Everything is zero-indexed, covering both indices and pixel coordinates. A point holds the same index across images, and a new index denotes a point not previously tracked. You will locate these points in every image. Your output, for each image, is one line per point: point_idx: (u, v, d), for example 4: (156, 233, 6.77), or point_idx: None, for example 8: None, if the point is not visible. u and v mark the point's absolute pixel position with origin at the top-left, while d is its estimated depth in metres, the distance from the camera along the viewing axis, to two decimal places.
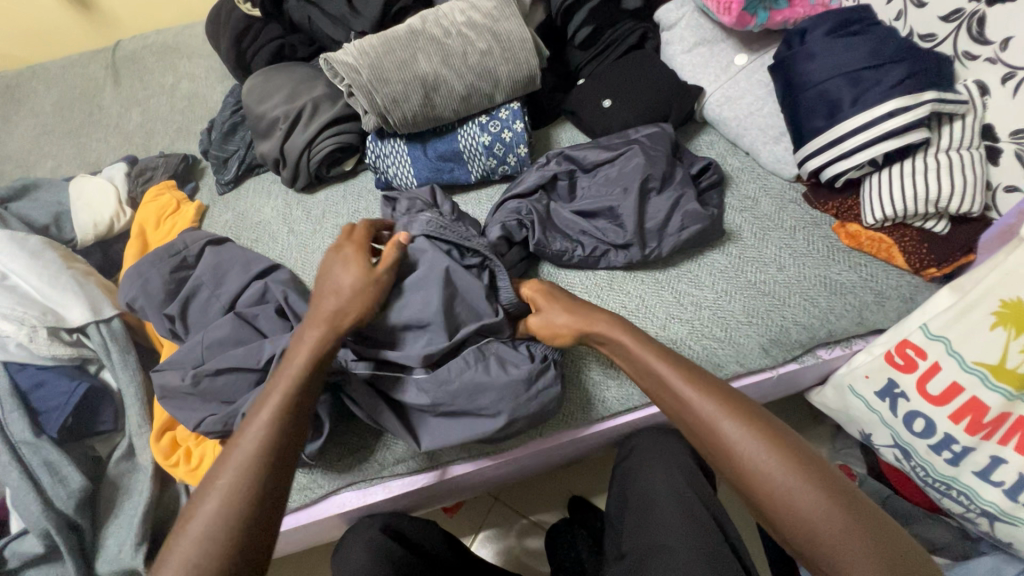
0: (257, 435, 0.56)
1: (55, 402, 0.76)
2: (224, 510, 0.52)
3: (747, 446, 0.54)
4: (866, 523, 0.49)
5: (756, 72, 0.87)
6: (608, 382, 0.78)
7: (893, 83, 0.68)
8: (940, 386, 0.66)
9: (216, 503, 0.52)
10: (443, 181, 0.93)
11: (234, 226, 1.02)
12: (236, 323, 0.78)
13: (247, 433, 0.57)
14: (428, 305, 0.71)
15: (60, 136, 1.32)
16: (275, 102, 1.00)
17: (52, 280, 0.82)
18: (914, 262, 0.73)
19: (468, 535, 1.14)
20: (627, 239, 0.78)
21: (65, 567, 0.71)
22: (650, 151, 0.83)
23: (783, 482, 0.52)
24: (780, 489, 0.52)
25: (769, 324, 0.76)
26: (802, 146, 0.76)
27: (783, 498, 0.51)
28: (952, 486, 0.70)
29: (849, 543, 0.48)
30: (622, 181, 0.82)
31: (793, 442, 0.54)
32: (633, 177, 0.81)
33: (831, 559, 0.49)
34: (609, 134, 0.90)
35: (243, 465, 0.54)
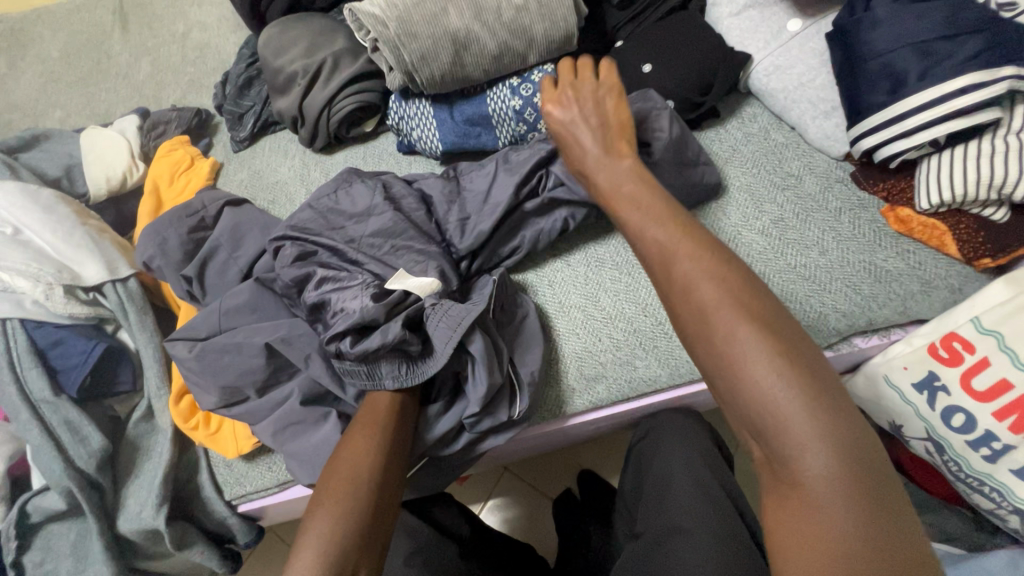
0: (382, 412, 0.63)
1: (73, 361, 0.75)
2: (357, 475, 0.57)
3: (750, 367, 0.44)
4: (845, 435, 0.42)
5: (811, 39, 0.81)
6: (635, 361, 0.74)
7: (968, 56, 0.63)
8: (988, 382, 0.64)
9: (361, 451, 0.59)
10: (469, 147, 0.88)
11: (250, 185, 1.00)
12: (254, 290, 0.75)
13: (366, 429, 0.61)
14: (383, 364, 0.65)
15: (68, 84, 1.27)
16: (294, 55, 0.95)
17: (66, 237, 0.80)
18: (967, 251, 0.69)
19: (478, 503, 1.15)
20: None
21: (88, 523, 0.72)
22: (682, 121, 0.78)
23: (778, 396, 0.43)
24: (792, 438, 0.42)
25: (807, 310, 0.73)
26: (857, 122, 0.72)
27: (769, 407, 0.43)
28: (985, 482, 0.68)
29: (811, 435, 0.42)
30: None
31: (778, 321, 0.46)
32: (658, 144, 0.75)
33: (789, 448, 0.42)
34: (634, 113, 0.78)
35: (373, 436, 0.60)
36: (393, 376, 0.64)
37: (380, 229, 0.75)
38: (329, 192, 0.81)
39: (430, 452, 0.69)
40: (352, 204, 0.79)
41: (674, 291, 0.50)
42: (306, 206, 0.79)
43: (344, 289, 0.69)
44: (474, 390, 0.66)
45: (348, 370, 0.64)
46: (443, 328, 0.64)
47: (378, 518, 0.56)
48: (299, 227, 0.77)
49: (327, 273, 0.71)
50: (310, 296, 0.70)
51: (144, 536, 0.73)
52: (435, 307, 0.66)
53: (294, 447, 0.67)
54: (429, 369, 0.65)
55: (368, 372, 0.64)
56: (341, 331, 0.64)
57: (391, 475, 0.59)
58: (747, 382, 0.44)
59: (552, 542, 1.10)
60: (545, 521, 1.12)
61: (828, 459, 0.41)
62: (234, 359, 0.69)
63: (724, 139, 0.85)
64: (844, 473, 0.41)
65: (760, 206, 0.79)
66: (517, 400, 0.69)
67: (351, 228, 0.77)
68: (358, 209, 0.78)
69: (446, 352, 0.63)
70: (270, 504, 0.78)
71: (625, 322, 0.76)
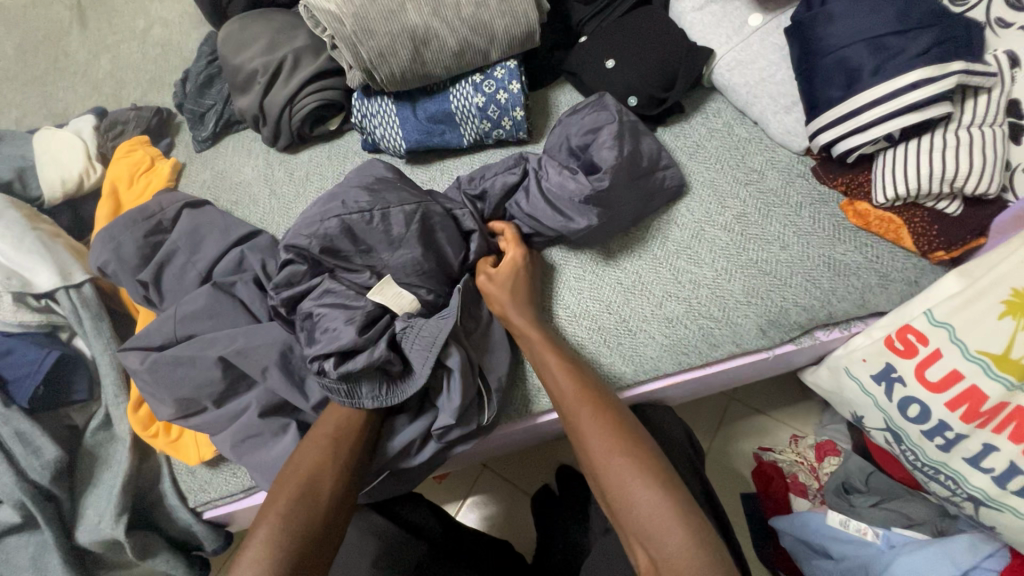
0: (344, 425, 0.64)
1: (25, 370, 0.73)
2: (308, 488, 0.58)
3: (605, 454, 0.58)
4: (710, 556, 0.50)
5: (771, 34, 0.81)
6: (601, 358, 0.74)
7: (919, 52, 0.64)
8: (940, 373, 0.65)
9: (317, 459, 0.60)
10: (434, 145, 0.87)
11: (213, 186, 0.98)
12: (212, 295, 0.73)
13: (323, 440, 0.62)
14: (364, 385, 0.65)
15: (23, 83, 1.23)
16: (254, 53, 0.93)
17: (16, 243, 0.77)
18: (923, 244, 0.70)
19: (456, 502, 1.14)
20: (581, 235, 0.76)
21: (44, 536, 0.71)
22: (635, 129, 0.78)
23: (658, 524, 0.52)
24: (648, 516, 0.53)
25: (768, 305, 0.73)
26: (815, 117, 0.72)
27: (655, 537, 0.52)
28: (940, 470, 0.70)
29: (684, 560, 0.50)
30: (578, 151, 0.79)
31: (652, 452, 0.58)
32: (605, 159, 0.74)
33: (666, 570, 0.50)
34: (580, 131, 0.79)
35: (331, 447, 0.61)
36: (372, 395, 0.65)
37: (414, 265, 0.71)
38: (362, 210, 0.70)
39: (395, 460, 0.69)
40: (386, 229, 0.70)
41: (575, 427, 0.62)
42: (334, 218, 0.69)
43: (335, 306, 0.68)
44: (448, 401, 0.66)
45: (329, 390, 0.65)
46: (420, 347, 0.66)
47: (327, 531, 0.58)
48: (326, 247, 0.69)
49: (332, 288, 0.69)
50: (306, 307, 0.69)
51: (104, 547, 0.72)
52: (409, 328, 0.67)
53: (259, 462, 0.66)
54: (407, 388, 0.66)
55: (347, 391, 0.65)
56: (325, 352, 0.65)
57: (346, 485, 0.60)
58: (637, 514, 0.54)
59: (530, 538, 1.10)
60: (524, 517, 1.12)
61: (677, 525, 0.52)
62: (191, 368, 0.68)
63: (689, 135, 0.85)
64: (693, 531, 0.52)
65: (723, 202, 0.79)
66: (486, 408, 0.69)
67: (379, 257, 0.70)
68: (392, 236, 0.70)
69: (425, 372, 0.65)
70: (235, 510, 0.77)
71: (590, 321, 0.76)
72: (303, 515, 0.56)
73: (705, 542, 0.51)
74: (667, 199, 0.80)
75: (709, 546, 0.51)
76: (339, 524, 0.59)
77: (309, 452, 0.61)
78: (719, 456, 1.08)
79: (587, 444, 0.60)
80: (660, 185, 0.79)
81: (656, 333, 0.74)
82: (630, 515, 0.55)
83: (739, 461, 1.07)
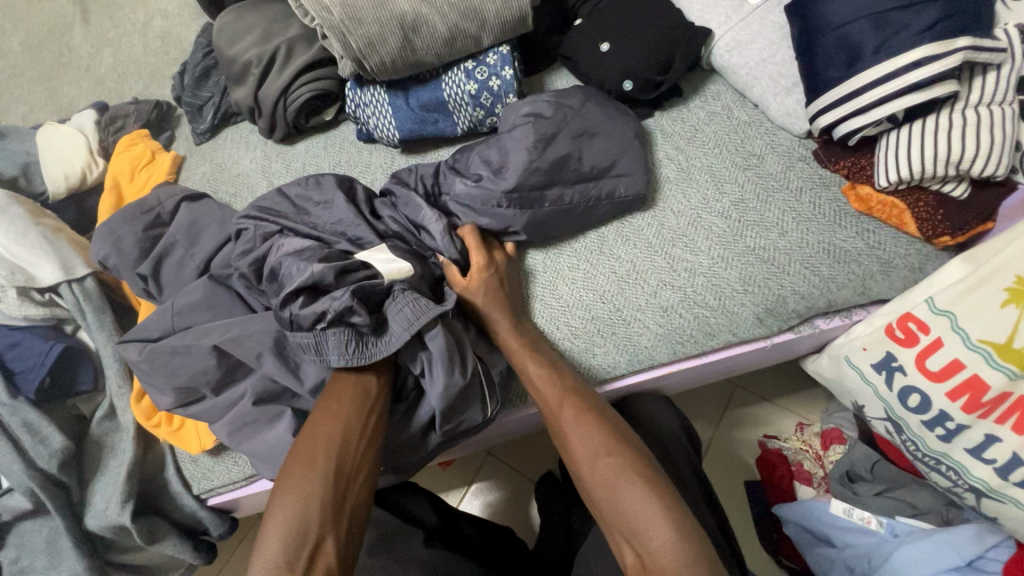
0: (354, 398, 0.63)
1: (31, 362, 0.75)
2: (321, 462, 0.59)
3: (589, 453, 0.61)
4: (695, 543, 0.52)
5: (771, 12, 0.78)
6: (594, 348, 0.74)
7: (924, 27, 0.61)
8: (941, 362, 0.63)
9: (330, 433, 0.60)
10: (427, 134, 0.86)
11: (212, 178, 0.99)
12: (208, 288, 0.75)
13: (334, 414, 0.61)
14: (333, 345, 0.63)
15: (30, 79, 1.24)
16: (248, 43, 0.93)
17: (20, 238, 0.79)
18: (926, 229, 0.68)
19: (460, 488, 1.15)
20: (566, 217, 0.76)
21: (55, 521, 0.74)
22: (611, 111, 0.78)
23: (640, 516, 0.54)
24: (632, 511, 0.55)
25: (765, 293, 0.72)
26: (815, 99, 0.69)
27: (639, 528, 0.54)
28: (942, 461, 0.68)
29: (668, 548, 0.52)
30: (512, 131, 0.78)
31: (634, 449, 0.60)
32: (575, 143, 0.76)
33: (653, 559, 0.52)
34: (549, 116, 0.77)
35: (343, 421, 0.61)
36: (339, 351, 0.63)
37: (342, 218, 0.76)
38: (300, 180, 0.80)
39: (399, 450, 0.70)
40: (318, 189, 0.79)
41: (557, 427, 0.64)
42: (276, 191, 0.80)
43: (300, 254, 0.69)
44: (431, 387, 0.65)
45: (298, 340, 0.64)
46: (401, 314, 0.64)
47: (341, 503, 0.58)
48: (265, 209, 0.78)
49: (290, 242, 0.72)
50: (271, 261, 0.70)
51: (112, 531, 0.74)
52: (403, 292, 0.66)
53: (262, 451, 0.68)
54: (376, 351, 0.64)
55: (316, 344, 0.63)
56: (291, 293, 0.64)
57: (356, 456, 0.61)
58: (619, 507, 0.56)
59: (532, 524, 1.11)
60: (526, 502, 1.12)
61: (660, 517, 0.54)
62: (188, 359, 0.69)
63: (687, 119, 0.83)
64: (674, 521, 0.53)
65: (720, 187, 0.78)
66: (489, 400, 0.68)
67: (313, 218, 0.77)
68: (324, 195, 0.78)
69: (402, 336, 0.63)
70: (238, 497, 0.78)
71: (585, 310, 0.75)
72: (317, 489, 0.57)
73: (687, 532, 0.53)
74: (622, 210, 0.78)
75: (690, 535, 0.53)
76: (355, 494, 0.60)
77: (322, 425, 0.61)
78: (723, 443, 1.07)
79: (571, 445, 0.62)
80: (606, 199, 0.77)
81: (652, 323, 0.73)
82: (613, 509, 0.57)
83: (743, 447, 1.06)
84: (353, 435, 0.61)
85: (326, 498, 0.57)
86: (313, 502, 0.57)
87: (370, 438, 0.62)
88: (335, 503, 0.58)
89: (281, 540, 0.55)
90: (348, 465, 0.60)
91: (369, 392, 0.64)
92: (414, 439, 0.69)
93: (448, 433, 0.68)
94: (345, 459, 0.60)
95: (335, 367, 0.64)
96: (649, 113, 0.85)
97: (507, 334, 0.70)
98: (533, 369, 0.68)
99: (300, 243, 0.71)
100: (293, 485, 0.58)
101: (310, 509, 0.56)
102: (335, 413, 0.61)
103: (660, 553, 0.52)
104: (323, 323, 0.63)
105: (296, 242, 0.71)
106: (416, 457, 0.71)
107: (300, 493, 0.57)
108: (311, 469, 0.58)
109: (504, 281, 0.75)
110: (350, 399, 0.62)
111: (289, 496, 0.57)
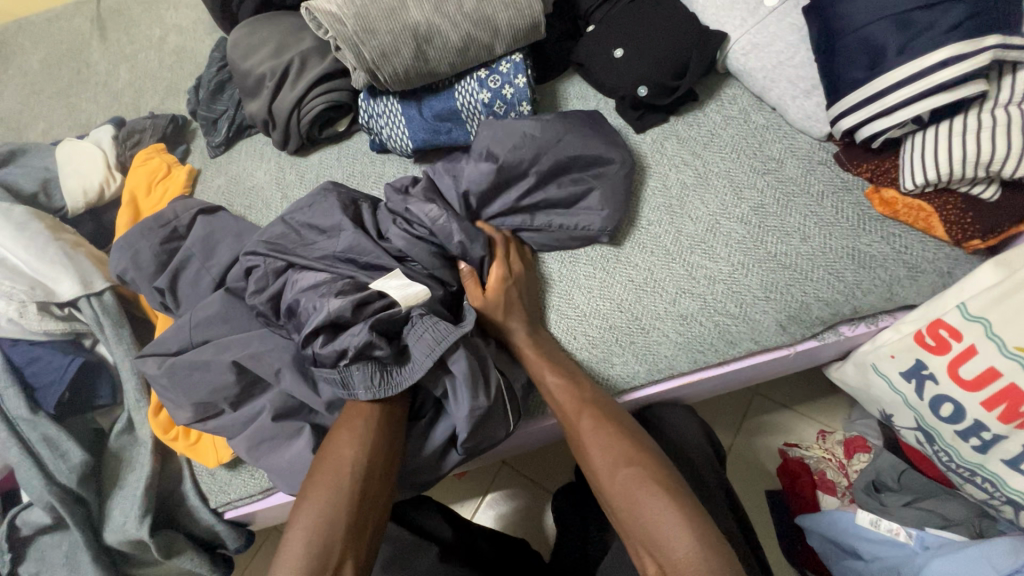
0: (373, 418, 0.62)
1: (51, 377, 0.76)
2: (341, 482, 0.59)
3: (609, 464, 0.59)
4: (721, 555, 0.51)
5: (788, 14, 0.77)
6: (613, 357, 0.73)
7: (950, 27, 0.59)
8: (975, 370, 0.62)
9: (349, 451, 0.60)
10: (440, 143, 0.86)
11: (227, 191, 0.99)
12: (224, 302, 0.75)
13: (354, 433, 0.61)
14: (357, 378, 0.63)
15: (49, 96, 1.27)
16: (262, 57, 0.93)
17: (40, 253, 0.80)
18: (956, 232, 0.66)
19: (476, 499, 1.14)
20: (575, 228, 0.76)
21: (75, 535, 0.74)
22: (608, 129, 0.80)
23: (662, 527, 0.53)
24: (654, 522, 0.54)
25: (788, 300, 0.70)
26: (836, 100, 0.68)
27: (662, 540, 0.53)
28: (977, 473, 0.66)
29: (692, 561, 0.50)
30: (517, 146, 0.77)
31: (656, 459, 0.59)
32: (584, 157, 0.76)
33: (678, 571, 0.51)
34: (557, 120, 0.78)
35: (363, 440, 0.61)
36: (365, 385, 0.63)
37: (350, 243, 0.74)
38: (305, 208, 0.78)
39: (419, 469, 0.69)
40: (321, 214, 0.77)
41: (575, 436, 0.63)
42: (279, 222, 0.77)
43: (316, 290, 0.68)
44: (455, 411, 0.64)
45: (324, 376, 0.64)
46: (423, 342, 0.63)
47: (360, 524, 0.58)
48: (272, 241, 0.76)
49: (303, 276, 0.71)
50: (288, 298, 0.70)
51: (131, 546, 0.74)
52: (423, 318, 0.65)
53: (281, 469, 0.67)
54: (402, 380, 0.63)
55: (343, 379, 0.63)
56: (311, 332, 0.64)
57: (375, 477, 0.60)
58: (640, 518, 0.55)
59: (548, 536, 1.09)
60: (542, 514, 1.11)
61: (681, 527, 0.52)
62: (206, 373, 0.69)
63: (704, 124, 0.82)
64: (697, 531, 0.52)
65: (739, 193, 0.76)
66: (511, 414, 0.67)
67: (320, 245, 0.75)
68: (328, 223, 0.76)
69: (426, 365, 0.62)
70: (254, 512, 0.78)
71: (602, 319, 0.74)
72: (337, 510, 0.57)
73: (710, 542, 0.52)
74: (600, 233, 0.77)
75: (712, 545, 0.51)
76: (375, 513, 0.60)
77: (341, 444, 0.61)
78: (743, 453, 1.05)
79: (590, 455, 0.61)
80: (585, 220, 0.76)
81: (671, 331, 0.72)
82: (637, 521, 0.55)
83: (766, 456, 1.04)
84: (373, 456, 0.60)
85: (345, 519, 0.57)
86: (333, 522, 0.57)
87: (388, 459, 0.62)
88: (355, 525, 0.58)
89: (302, 559, 0.55)
90: (367, 485, 0.60)
91: (387, 413, 0.63)
92: (432, 456, 0.68)
93: (471, 450, 0.66)
94: (365, 479, 0.59)
95: (359, 400, 0.63)
96: (664, 119, 0.83)
97: (523, 346, 0.70)
98: (551, 378, 0.67)
99: (315, 277, 0.70)
100: (314, 500, 0.58)
101: (331, 529, 0.56)
102: (354, 432, 0.61)
103: (683, 566, 0.51)
104: (346, 359, 0.63)
105: (311, 277, 0.70)
106: (437, 475, 0.70)
107: (320, 512, 0.57)
108: (331, 487, 0.58)
109: (524, 293, 0.74)
110: (368, 419, 0.62)
111: (309, 516, 0.57)
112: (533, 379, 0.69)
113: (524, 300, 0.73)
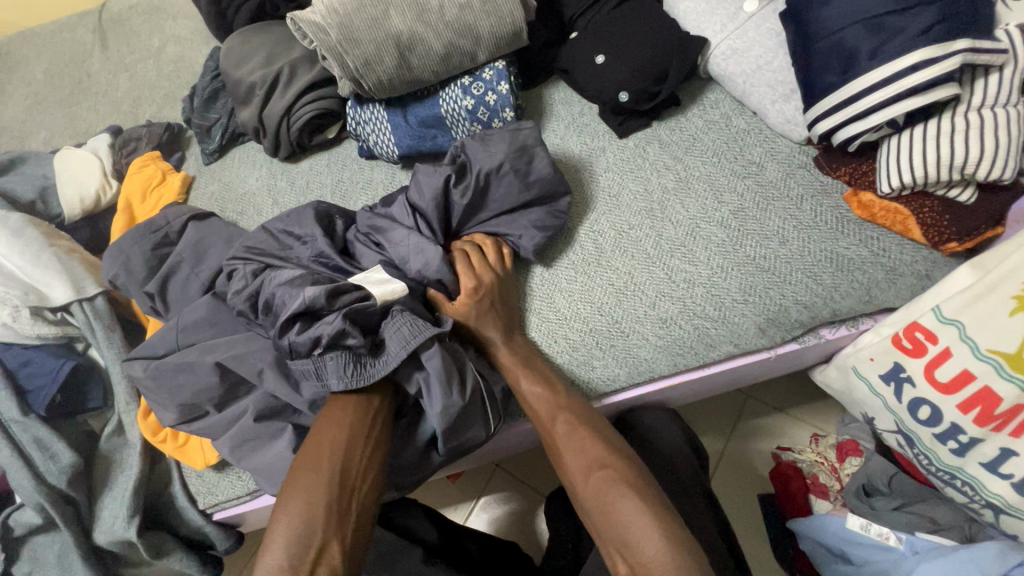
0: (357, 409, 0.63)
1: (44, 380, 0.78)
2: (325, 469, 0.60)
3: (583, 467, 0.60)
4: (690, 555, 0.51)
5: (767, 19, 0.77)
6: (593, 360, 0.73)
7: (921, 30, 0.60)
8: (950, 372, 0.61)
9: (333, 441, 0.61)
10: (426, 149, 0.87)
11: (220, 198, 1.01)
12: (210, 306, 0.76)
13: (337, 424, 0.62)
14: (331, 368, 0.64)
15: (51, 105, 1.30)
16: (252, 66, 0.95)
17: (34, 259, 0.82)
18: (933, 236, 0.66)
19: (468, 501, 1.15)
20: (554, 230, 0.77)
21: (65, 535, 0.75)
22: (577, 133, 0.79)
23: (633, 529, 0.53)
24: (626, 524, 0.54)
25: (767, 303, 0.71)
26: (812, 105, 0.68)
27: (632, 541, 0.53)
28: (955, 476, 0.66)
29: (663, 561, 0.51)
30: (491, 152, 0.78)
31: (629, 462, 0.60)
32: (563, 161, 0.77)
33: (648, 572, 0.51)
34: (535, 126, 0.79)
35: (345, 430, 0.62)
36: (338, 375, 0.63)
37: (323, 251, 0.75)
38: (287, 215, 0.80)
39: (399, 468, 0.69)
40: (299, 223, 0.79)
41: (552, 442, 0.64)
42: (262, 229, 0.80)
43: (292, 283, 0.69)
44: (429, 407, 0.65)
45: (299, 366, 0.65)
46: (398, 335, 0.64)
47: (344, 511, 0.59)
48: (253, 247, 0.78)
49: (280, 273, 0.72)
50: (264, 293, 0.70)
51: (120, 546, 0.75)
52: (400, 313, 0.66)
53: (263, 469, 0.68)
54: (376, 371, 0.64)
55: (316, 370, 0.64)
56: (287, 321, 0.64)
57: (359, 466, 0.61)
58: (612, 520, 0.55)
59: (539, 538, 1.09)
60: (534, 516, 1.11)
61: (651, 527, 0.53)
62: (191, 376, 0.70)
63: (686, 128, 0.83)
64: (666, 531, 0.52)
65: (719, 197, 0.77)
66: (491, 416, 0.68)
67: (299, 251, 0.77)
68: (304, 230, 0.78)
69: (399, 355, 0.63)
70: (242, 513, 0.79)
71: (583, 322, 0.75)
72: (320, 495, 0.58)
73: (678, 540, 0.52)
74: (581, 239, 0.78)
75: (681, 542, 0.52)
76: (359, 502, 0.60)
77: (326, 433, 0.62)
78: (734, 456, 1.04)
79: (566, 460, 0.62)
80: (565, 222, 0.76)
81: (651, 334, 0.72)
82: (609, 523, 0.56)
83: (757, 460, 1.03)
84: (356, 445, 0.61)
85: (328, 505, 0.58)
86: (316, 507, 0.57)
87: (372, 449, 0.62)
88: (338, 511, 0.58)
89: (286, 542, 0.56)
90: (350, 474, 0.60)
91: (371, 405, 0.64)
92: (412, 457, 0.69)
93: (450, 451, 0.67)
94: (348, 468, 0.60)
95: (335, 391, 0.64)
96: (646, 123, 0.84)
97: (501, 351, 0.71)
98: (528, 385, 0.68)
99: (292, 273, 0.71)
100: (300, 486, 0.59)
101: (313, 514, 0.57)
102: (337, 422, 0.62)
103: (653, 566, 0.51)
104: (320, 348, 0.64)
105: (287, 274, 0.71)
106: (420, 475, 0.70)
107: (304, 498, 0.58)
108: (315, 474, 0.59)
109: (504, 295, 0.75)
110: (352, 410, 0.63)
111: (294, 501, 0.58)
112: (511, 384, 0.70)
113: (504, 298, 0.75)
